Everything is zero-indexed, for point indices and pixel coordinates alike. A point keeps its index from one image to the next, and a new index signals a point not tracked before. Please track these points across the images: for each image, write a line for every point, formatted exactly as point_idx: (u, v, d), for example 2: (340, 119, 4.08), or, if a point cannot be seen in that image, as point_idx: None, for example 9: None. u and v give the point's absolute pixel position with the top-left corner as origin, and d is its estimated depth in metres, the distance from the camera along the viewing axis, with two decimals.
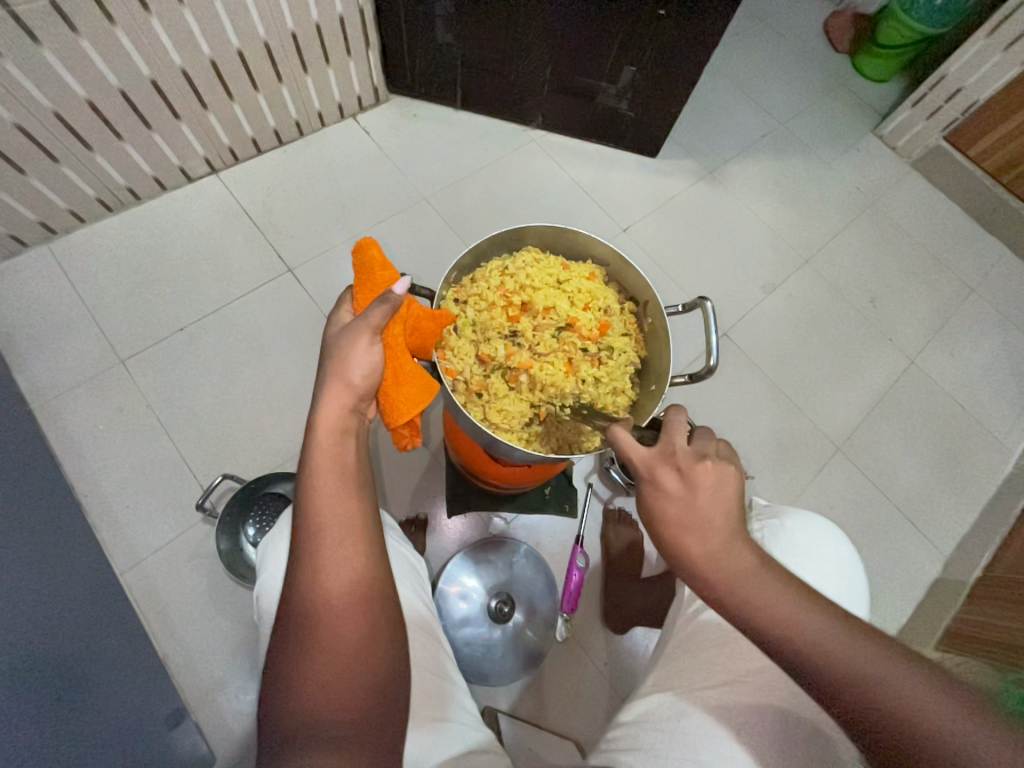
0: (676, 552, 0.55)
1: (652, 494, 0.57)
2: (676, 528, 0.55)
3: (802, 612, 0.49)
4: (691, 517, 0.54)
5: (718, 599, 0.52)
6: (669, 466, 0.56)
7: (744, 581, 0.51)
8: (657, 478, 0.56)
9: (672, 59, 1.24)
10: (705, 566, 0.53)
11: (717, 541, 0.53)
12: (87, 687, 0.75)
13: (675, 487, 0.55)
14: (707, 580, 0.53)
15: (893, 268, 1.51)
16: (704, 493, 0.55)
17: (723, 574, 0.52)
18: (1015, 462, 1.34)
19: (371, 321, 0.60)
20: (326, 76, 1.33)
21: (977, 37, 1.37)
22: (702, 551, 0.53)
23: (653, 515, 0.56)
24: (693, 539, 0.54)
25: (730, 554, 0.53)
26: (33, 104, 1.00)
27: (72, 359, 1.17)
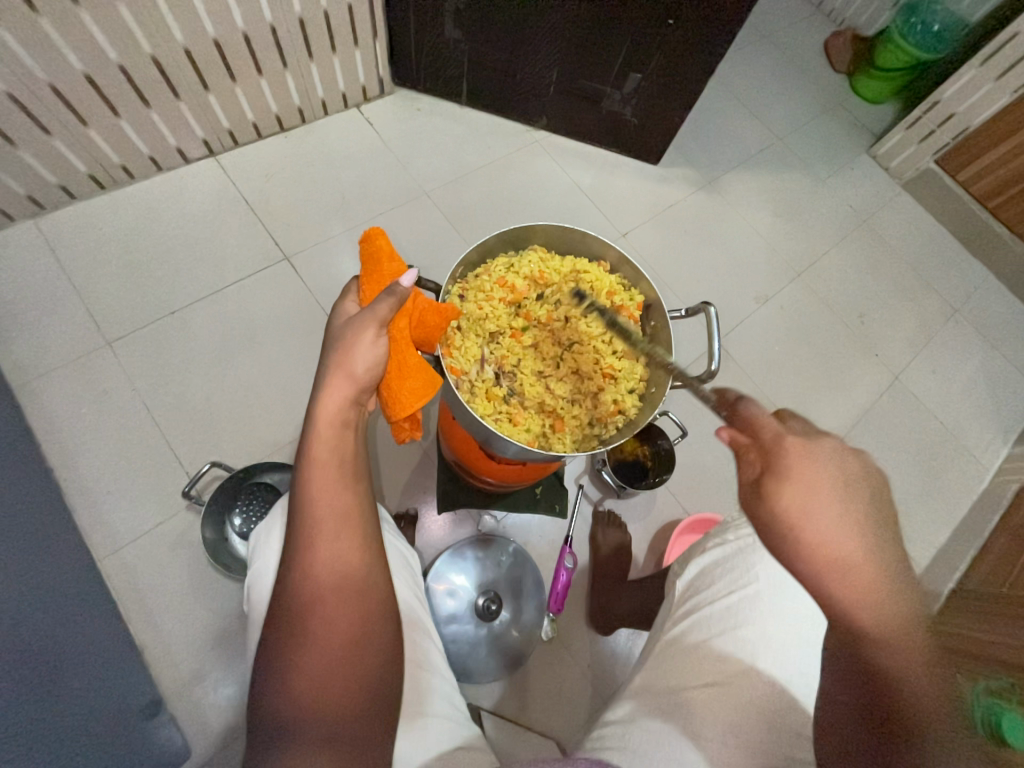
0: (809, 558, 0.50)
1: (795, 490, 0.51)
2: (824, 532, 0.50)
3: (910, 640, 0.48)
4: (842, 526, 0.50)
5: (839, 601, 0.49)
6: (825, 465, 0.52)
7: (882, 612, 0.48)
8: (804, 478, 0.51)
9: (678, 68, 1.25)
10: (839, 582, 0.49)
11: (869, 562, 0.49)
12: (61, 676, 0.73)
13: (829, 489, 0.51)
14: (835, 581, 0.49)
15: (881, 284, 1.55)
16: (855, 511, 0.51)
17: (865, 600, 0.48)
18: (990, 478, 1.38)
19: (378, 313, 0.60)
20: (331, 64, 1.31)
21: (970, 66, 1.43)
22: (845, 565, 0.49)
23: (789, 511, 0.51)
24: (838, 549, 0.49)
25: (882, 583, 0.48)
26: (26, 73, 0.97)
27: (56, 337, 1.14)
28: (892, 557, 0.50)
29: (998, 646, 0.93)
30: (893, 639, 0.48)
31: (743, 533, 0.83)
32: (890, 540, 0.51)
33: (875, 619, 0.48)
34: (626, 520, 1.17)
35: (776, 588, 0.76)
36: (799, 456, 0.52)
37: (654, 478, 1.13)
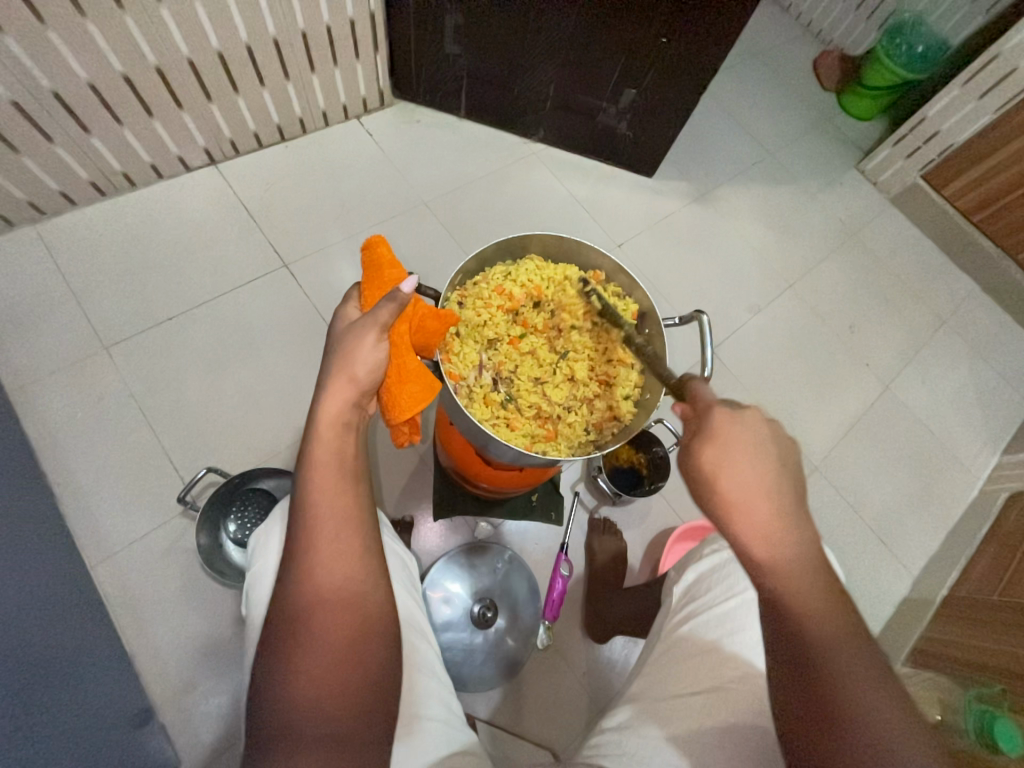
0: (719, 504, 0.54)
1: (713, 448, 0.55)
2: (734, 482, 0.53)
3: (818, 590, 0.50)
4: (753, 479, 0.53)
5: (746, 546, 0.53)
6: (746, 431, 0.56)
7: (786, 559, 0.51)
8: (724, 440, 0.55)
9: (672, 84, 1.29)
10: (742, 525, 0.53)
11: (769, 509, 0.53)
12: (51, 684, 0.72)
13: (746, 448, 0.55)
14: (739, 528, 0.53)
15: (871, 296, 1.58)
16: (770, 471, 0.54)
17: (761, 542, 0.52)
18: (980, 487, 1.40)
19: (379, 318, 0.61)
20: (333, 76, 1.34)
21: (954, 85, 1.48)
22: (749, 510, 0.53)
23: (706, 466, 0.55)
24: (744, 496, 0.53)
25: (784, 532, 0.52)
26: (31, 81, 0.99)
27: (53, 343, 1.14)
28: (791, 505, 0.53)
29: (990, 654, 0.94)
30: (796, 585, 0.50)
31: None
32: (797, 497, 0.54)
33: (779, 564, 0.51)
34: (622, 527, 1.18)
35: None
36: (725, 420, 0.56)
37: (648, 485, 1.13)
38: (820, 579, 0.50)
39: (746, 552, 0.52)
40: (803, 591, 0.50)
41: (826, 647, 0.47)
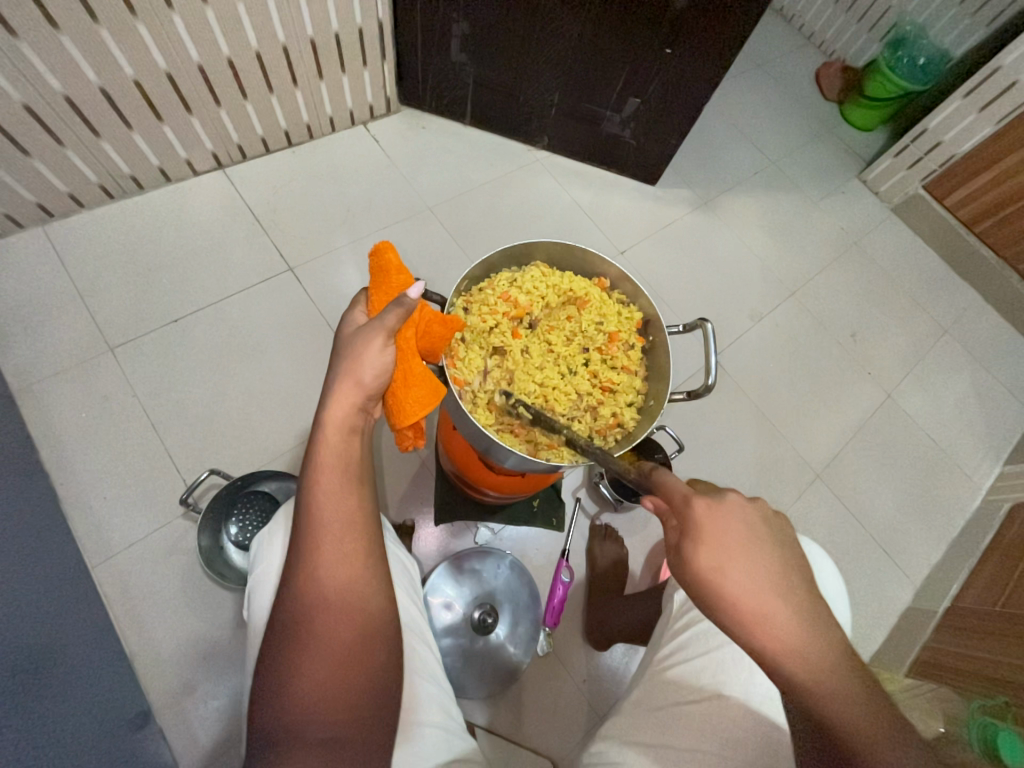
0: (737, 624, 0.49)
1: (709, 552, 0.51)
2: (741, 591, 0.49)
3: (855, 697, 0.46)
4: (754, 583, 0.50)
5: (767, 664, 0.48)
6: (732, 519, 0.52)
7: (813, 670, 0.47)
8: (715, 536, 0.51)
9: (677, 93, 1.30)
10: (770, 651, 0.48)
11: (791, 616, 0.49)
12: (50, 686, 0.72)
13: (738, 546, 0.51)
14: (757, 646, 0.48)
15: (873, 305, 1.59)
16: (765, 561, 0.51)
17: (797, 669, 0.47)
18: (982, 497, 1.39)
19: (386, 322, 0.61)
20: (340, 83, 1.35)
21: (956, 96, 1.49)
22: (771, 625, 0.48)
23: (708, 575, 0.51)
24: (756, 606, 0.49)
25: (800, 636, 0.48)
26: (44, 86, 1.00)
27: (59, 343, 1.14)
28: (813, 609, 0.50)
29: (992, 665, 0.93)
30: (832, 699, 0.46)
31: None
32: (797, 590, 0.51)
33: (806, 681, 0.47)
34: (622, 535, 1.18)
35: None
36: (707, 513, 0.52)
37: None
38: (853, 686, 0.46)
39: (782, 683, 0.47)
40: (861, 723, 0.45)
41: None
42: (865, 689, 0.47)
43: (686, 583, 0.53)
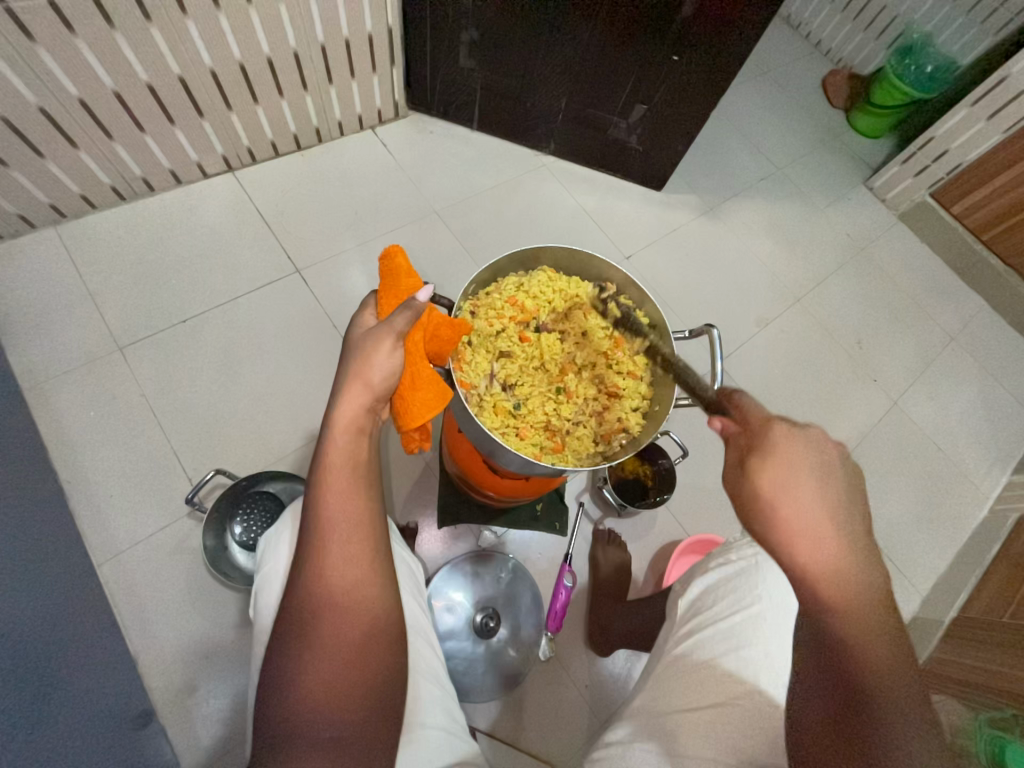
0: (779, 533, 0.50)
1: (775, 469, 0.52)
2: (796, 509, 0.50)
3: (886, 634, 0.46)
4: (817, 500, 0.50)
5: (800, 573, 0.49)
6: (808, 451, 0.53)
7: (852, 594, 0.47)
8: (786, 459, 0.52)
9: (683, 99, 1.31)
10: (807, 555, 0.49)
11: (841, 545, 0.49)
12: (54, 684, 0.72)
13: (810, 468, 0.52)
14: (795, 556, 0.49)
15: (879, 312, 1.58)
16: (834, 494, 0.51)
17: (830, 578, 0.48)
18: (990, 506, 1.38)
19: (395, 326, 0.62)
20: (349, 87, 1.37)
21: (962, 106, 1.49)
22: (817, 536, 0.49)
23: (766, 489, 0.52)
24: (811, 526, 0.50)
25: (847, 562, 0.48)
26: (60, 90, 1.02)
27: (69, 342, 1.16)
28: (866, 546, 0.50)
29: (999, 676, 0.92)
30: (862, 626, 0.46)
31: (745, 553, 0.84)
32: (860, 525, 0.51)
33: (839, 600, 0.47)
34: (626, 540, 1.17)
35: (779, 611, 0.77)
36: (786, 440, 0.54)
37: (654, 498, 1.14)
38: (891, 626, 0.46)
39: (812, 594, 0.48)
40: (874, 641, 0.45)
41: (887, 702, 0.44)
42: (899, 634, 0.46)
43: (739, 491, 0.54)
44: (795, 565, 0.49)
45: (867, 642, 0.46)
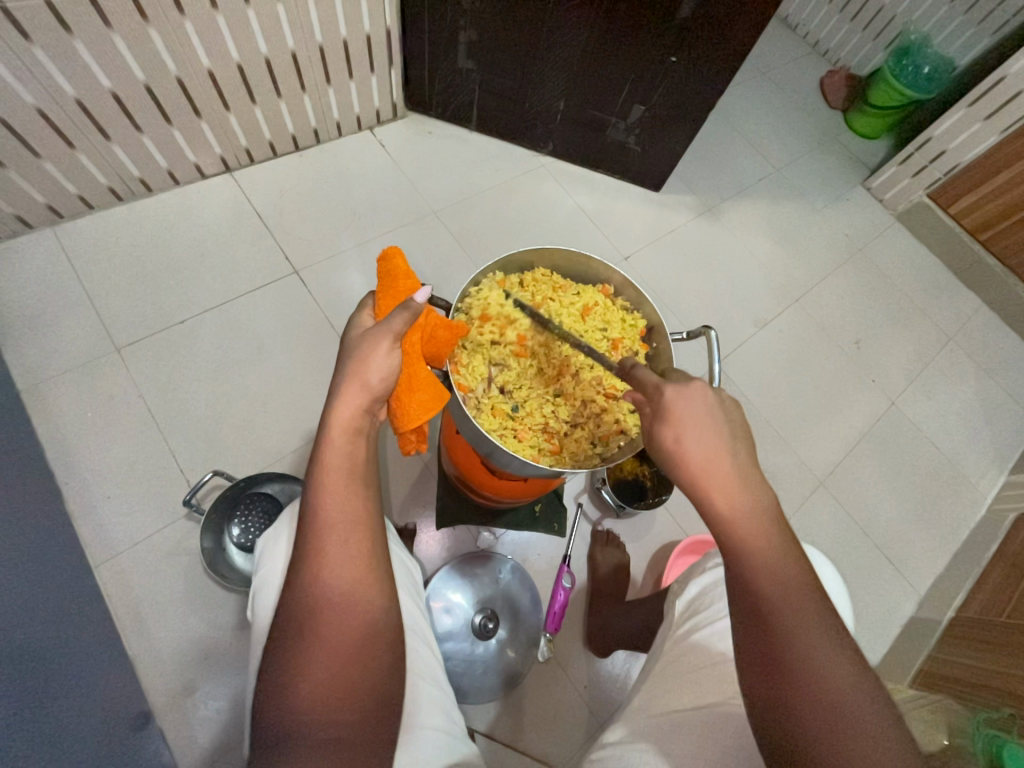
0: (685, 481, 0.55)
1: (669, 423, 0.55)
2: (695, 456, 0.54)
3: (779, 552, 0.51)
4: (713, 450, 0.54)
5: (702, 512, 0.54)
6: (699, 400, 0.56)
7: (747, 526, 0.51)
8: (680, 412, 0.55)
9: (682, 100, 1.31)
10: (709, 496, 0.53)
11: (735, 479, 0.53)
12: (50, 686, 0.72)
13: (701, 420, 0.55)
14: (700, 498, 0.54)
15: (877, 312, 1.58)
16: (727, 434, 0.55)
17: (732, 515, 0.52)
18: (987, 506, 1.39)
19: (393, 327, 0.61)
20: (348, 88, 1.36)
21: (961, 105, 1.49)
22: (719, 486, 0.53)
23: (667, 444, 0.55)
24: (707, 468, 0.53)
25: (741, 495, 0.53)
26: (57, 90, 1.01)
27: (66, 343, 1.15)
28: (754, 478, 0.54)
29: (996, 675, 0.92)
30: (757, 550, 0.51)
31: None
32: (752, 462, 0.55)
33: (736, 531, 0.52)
34: (624, 540, 1.18)
35: None
36: (676, 395, 0.56)
37: (653, 498, 1.13)
38: (783, 544, 0.51)
39: (716, 530, 0.53)
40: (771, 562, 0.50)
41: (786, 616, 0.48)
42: (790, 549, 0.51)
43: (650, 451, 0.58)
44: (698, 503, 0.54)
45: (763, 563, 0.50)
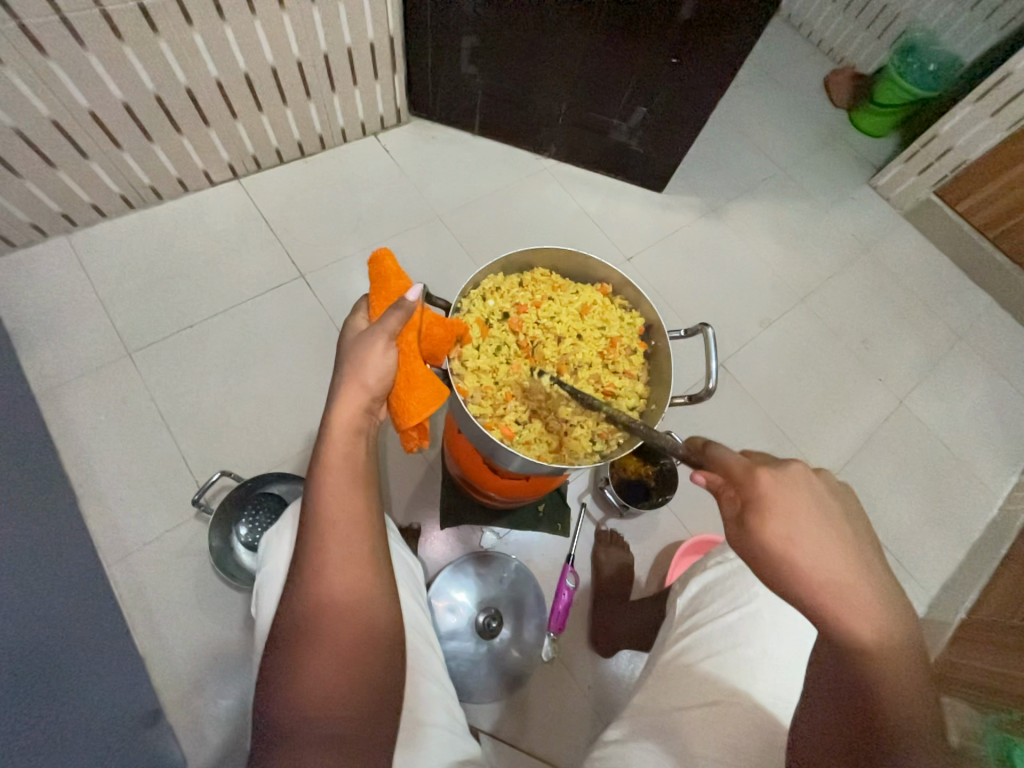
0: (803, 586, 0.48)
1: (777, 521, 0.50)
2: (810, 560, 0.48)
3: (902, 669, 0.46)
4: (827, 550, 0.49)
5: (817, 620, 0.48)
6: (806, 491, 0.51)
7: (871, 638, 0.47)
8: (786, 508, 0.50)
9: (684, 100, 1.31)
10: (830, 604, 0.48)
11: (857, 586, 0.48)
12: (62, 682, 0.73)
13: (810, 515, 0.50)
14: (814, 604, 0.48)
15: (885, 311, 1.57)
16: (839, 531, 0.50)
17: (857, 626, 0.47)
18: (1000, 506, 1.36)
19: (388, 327, 0.62)
20: (352, 95, 1.39)
21: (965, 103, 1.47)
22: (842, 595, 0.47)
23: (777, 544, 0.49)
24: (827, 574, 0.48)
25: (866, 604, 0.47)
26: (71, 102, 1.04)
27: (80, 348, 1.18)
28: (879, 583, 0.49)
29: (1007, 676, 0.91)
30: (882, 668, 0.46)
31: None
32: (872, 559, 0.50)
33: (862, 646, 0.47)
34: (629, 540, 1.17)
35: (775, 609, 0.76)
36: (777, 485, 0.51)
37: (657, 498, 1.13)
38: (906, 661, 0.47)
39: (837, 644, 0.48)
40: (895, 682, 0.46)
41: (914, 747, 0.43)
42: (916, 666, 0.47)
43: (747, 547, 0.52)
44: (814, 611, 0.48)
45: (889, 683, 0.46)
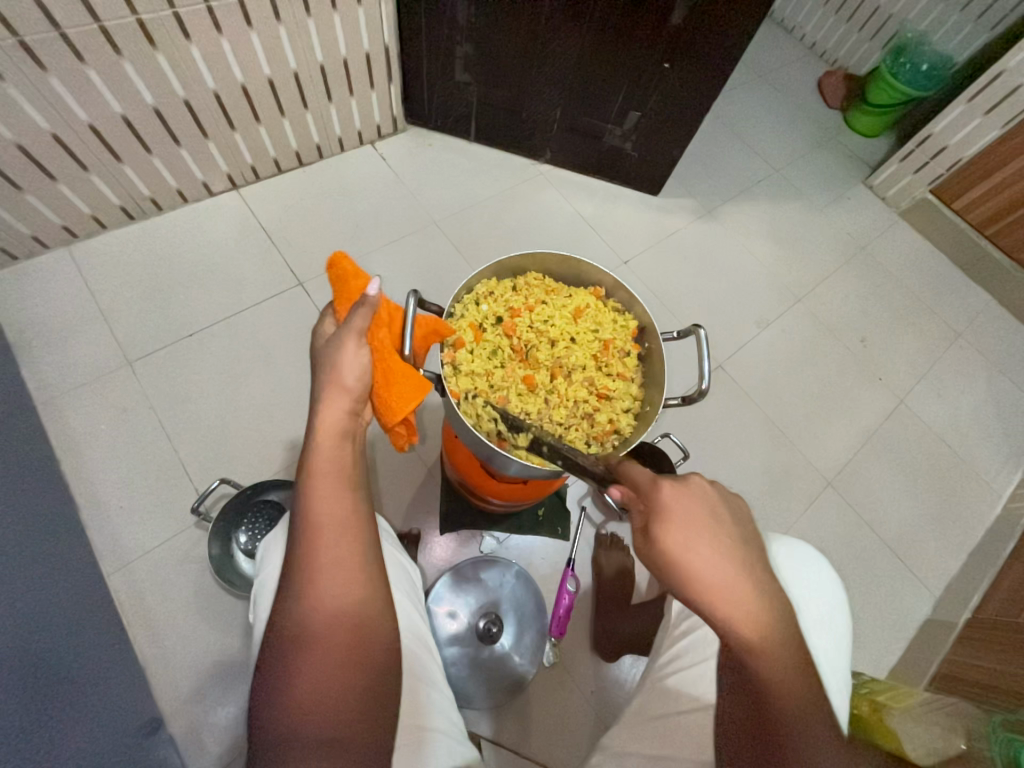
0: (698, 590, 0.53)
1: (676, 532, 0.53)
2: (705, 567, 0.53)
3: (785, 658, 0.53)
4: (719, 560, 0.53)
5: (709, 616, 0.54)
6: (703, 502, 0.55)
7: (756, 634, 0.53)
8: (685, 519, 0.54)
9: (678, 104, 1.32)
10: (720, 605, 0.53)
11: (744, 590, 0.54)
12: (61, 692, 0.73)
13: (705, 526, 0.54)
14: (707, 605, 0.53)
15: (883, 309, 1.57)
16: (730, 537, 0.55)
17: (746, 624, 0.53)
18: (1003, 504, 1.35)
19: (354, 326, 0.64)
20: (349, 104, 1.40)
21: (960, 101, 1.47)
22: (728, 596, 0.53)
23: (675, 552, 0.53)
24: (718, 579, 0.53)
25: (751, 603, 0.53)
26: (71, 116, 1.06)
27: (81, 358, 1.19)
28: (763, 582, 0.55)
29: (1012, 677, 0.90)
30: (767, 660, 0.53)
31: None
32: (755, 559, 0.56)
33: (750, 640, 0.53)
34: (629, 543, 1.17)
35: None
36: (676, 497, 0.55)
37: None
38: (789, 652, 0.54)
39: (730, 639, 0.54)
40: (778, 669, 0.53)
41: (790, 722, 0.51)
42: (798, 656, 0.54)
43: (650, 553, 0.56)
44: (705, 610, 0.54)
45: (774, 672, 0.53)
